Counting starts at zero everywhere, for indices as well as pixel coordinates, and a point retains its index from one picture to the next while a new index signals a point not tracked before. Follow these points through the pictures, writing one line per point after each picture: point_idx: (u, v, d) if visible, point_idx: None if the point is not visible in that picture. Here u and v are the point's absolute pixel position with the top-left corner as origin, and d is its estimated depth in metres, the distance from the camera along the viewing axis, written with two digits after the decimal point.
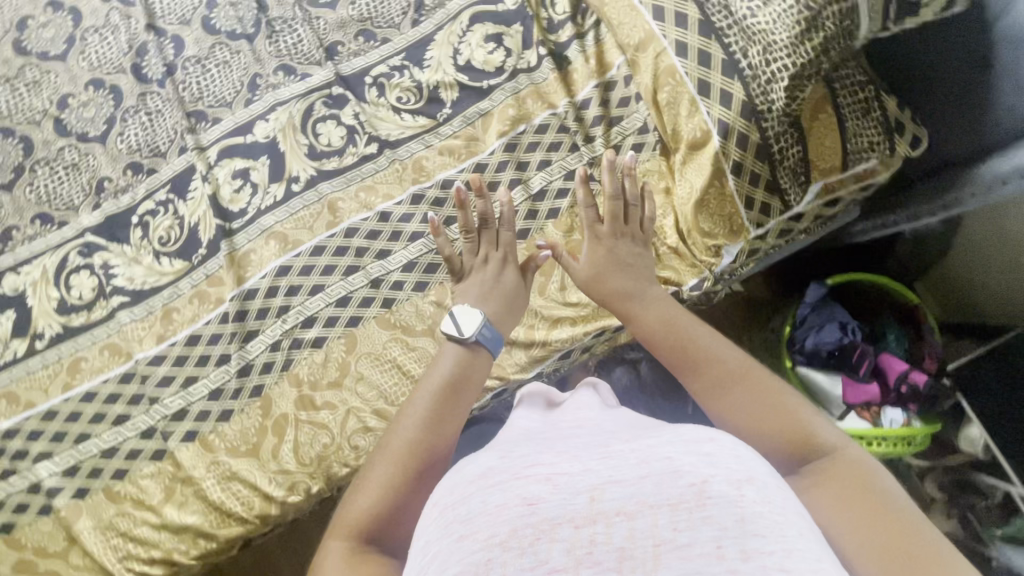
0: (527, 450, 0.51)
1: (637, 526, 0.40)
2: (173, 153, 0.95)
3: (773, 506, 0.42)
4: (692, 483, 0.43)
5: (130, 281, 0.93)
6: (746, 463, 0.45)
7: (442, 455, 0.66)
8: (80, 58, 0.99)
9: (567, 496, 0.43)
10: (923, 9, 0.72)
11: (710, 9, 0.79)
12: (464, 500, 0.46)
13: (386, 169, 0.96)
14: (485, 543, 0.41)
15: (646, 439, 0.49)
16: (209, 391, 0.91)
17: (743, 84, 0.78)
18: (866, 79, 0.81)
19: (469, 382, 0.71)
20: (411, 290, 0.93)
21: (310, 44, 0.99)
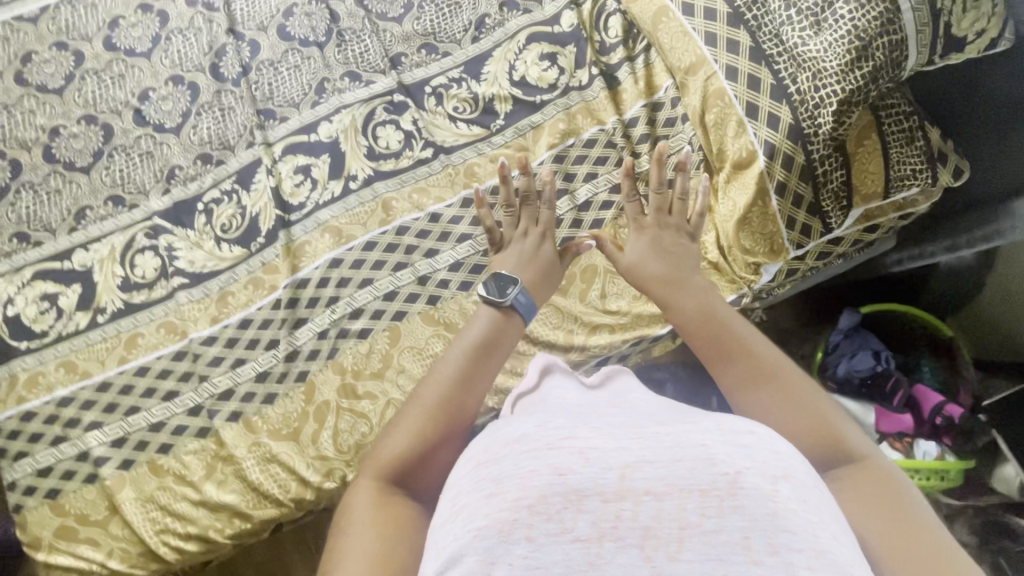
0: (562, 421, 0.53)
1: (666, 507, 0.45)
2: (242, 147, 1.01)
3: (806, 505, 0.45)
4: (725, 472, 0.46)
5: (191, 264, 0.98)
6: (783, 460, 0.48)
7: (470, 411, 0.71)
8: (163, 55, 1.05)
9: (599, 471, 0.47)
10: (967, 47, 0.77)
11: (762, 37, 0.83)
12: (499, 459, 0.49)
13: (439, 173, 1.01)
14: (513, 505, 0.45)
15: (682, 424, 0.51)
16: (257, 374, 0.94)
17: (791, 108, 0.81)
18: (912, 109, 0.84)
19: (499, 345, 0.75)
20: (456, 288, 0.96)
21: (376, 54, 1.04)
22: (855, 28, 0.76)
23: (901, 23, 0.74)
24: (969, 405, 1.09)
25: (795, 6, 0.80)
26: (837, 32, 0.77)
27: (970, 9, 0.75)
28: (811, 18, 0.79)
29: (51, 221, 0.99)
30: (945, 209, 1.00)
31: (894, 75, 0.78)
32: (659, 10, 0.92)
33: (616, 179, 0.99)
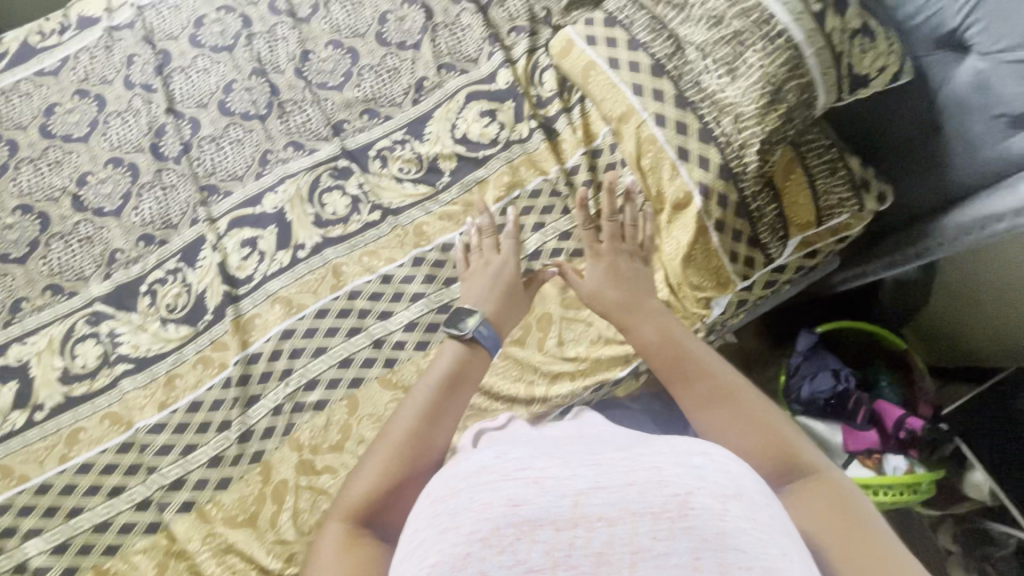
0: (521, 453, 0.58)
1: (617, 532, 0.48)
2: (185, 225, 1.00)
3: (753, 521, 0.49)
4: (676, 494, 0.50)
5: (134, 348, 0.95)
6: (735, 480, 0.52)
7: (438, 449, 0.69)
8: (101, 139, 1.05)
9: (553, 499, 0.51)
10: (873, 83, 0.78)
11: (685, 85, 0.87)
12: (455, 496, 0.53)
13: (388, 235, 1.01)
14: (466, 537, 0.49)
15: (638, 450, 0.57)
16: (209, 459, 0.90)
17: (719, 149, 0.85)
18: (830, 143, 0.87)
19: (466, 380, 0.74)
20: (412, 349, 0.95)
21: (318, 122, 1.05)
22: (766, 74, 0.78)
23: (806, 66, 0.77)
24: (931, 416, 1.10)
25: (710, 54, 0.84)
26: (749, 80, 0.80)
27: (868, 50, 0.76)
28: (725, 66, 0.82)
29: None
30: (881, 228, 1.04)
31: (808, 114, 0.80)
32: (587, 65, 0.96)
33: (563, 229, 0.99)
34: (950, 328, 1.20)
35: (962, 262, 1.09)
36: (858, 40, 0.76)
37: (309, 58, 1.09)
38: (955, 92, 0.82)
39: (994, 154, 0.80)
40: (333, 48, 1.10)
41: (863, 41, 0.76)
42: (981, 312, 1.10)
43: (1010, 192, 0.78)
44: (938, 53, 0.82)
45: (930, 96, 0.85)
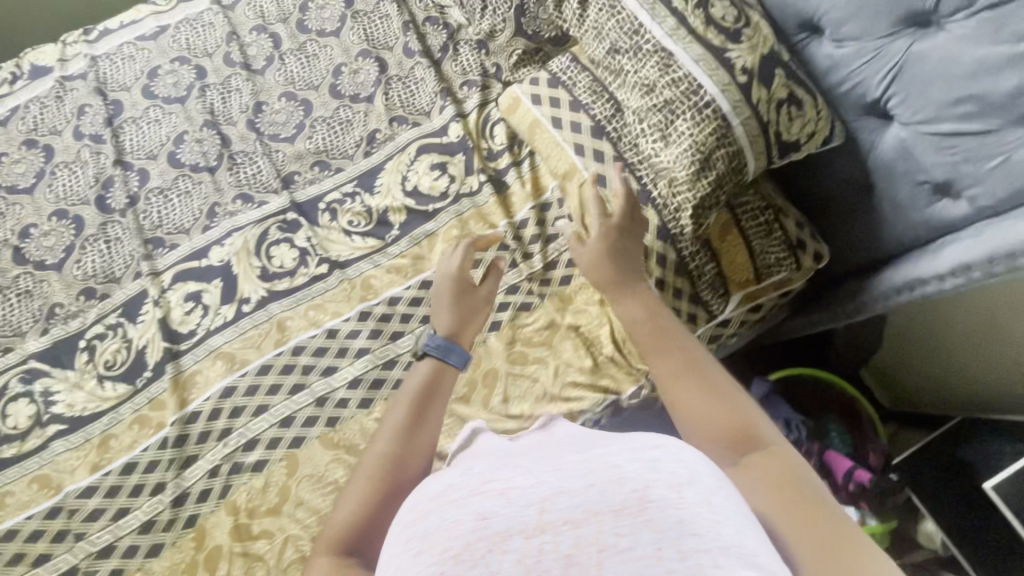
0: (487, 466, 0.52)
1: (583, 533, 0.42)
2: (128, 279, 0.98)
3: (712, 507, 0.43)
4: (635, 488, 0.44)
5: (69, 408, 0.92)
6: (688, 467, 0.46)
7: (418, 463, 0.67)
8: (47, 191, 1.04)
9: (519, 509, 0.45)
10: (803, 146, 0.81)
11: (624, 147, 0.89)
12: (425, 517, 0.47)
13: (335, 288, 1.00)
14: (439, 557, 0.42)
15: (597, 451, 0.50)
16: (141, 524, 0.87)
17: (656, 210, 0.86)
18: (765, 205, 0.89)
19: (440, 393, 0.73)
20: (355, 407, 0.94)
21: (268, 174, 1.05)
22: (696, 141, 0.80)
23: (733, 136, 0.78)
24: (879, 466, 1.11)
25: (645, 120, 0.84)
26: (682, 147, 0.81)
27: (797, 117, 0.79)
28: (659, 133, 0.83)
29: None
30: (825, 281, 1.05)
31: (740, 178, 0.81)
32: (533, 123, 0.97)
33: (511, 280, 1.01)
34: (904, 372, 1.22)
35: (912, 315, 1.11)
36: (784, 108, 0.78)
37: (261, 109, 1.10)
38: (883, 155, 0.83)
39: (922, 217, 0.82)
40: (286, 100, 1.11)
41: (790, 110, 0.78)
42: (933, 357, 1.12)
43: (937, 257, 0.79)
44: (866, 120, 0.84)
45: (863, 160, 0.87)
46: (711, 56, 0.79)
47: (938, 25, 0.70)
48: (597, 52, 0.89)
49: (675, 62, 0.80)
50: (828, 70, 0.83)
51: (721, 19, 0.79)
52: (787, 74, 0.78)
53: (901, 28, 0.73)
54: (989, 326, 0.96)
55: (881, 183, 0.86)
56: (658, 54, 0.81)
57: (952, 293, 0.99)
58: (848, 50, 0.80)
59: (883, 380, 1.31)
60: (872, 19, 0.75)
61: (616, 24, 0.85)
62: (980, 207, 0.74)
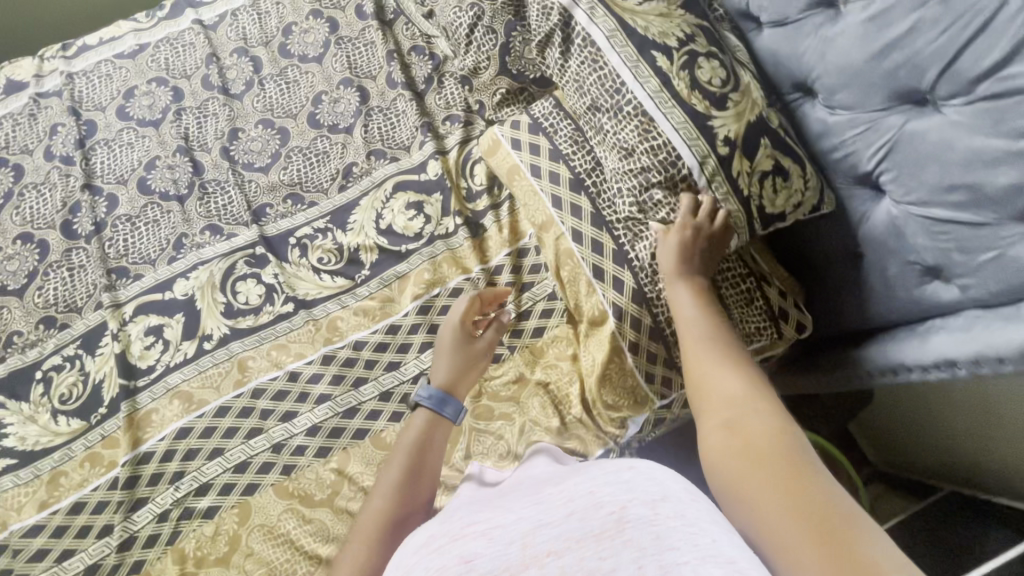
0: (474, 514, 0.55)
1: (565, 563, 0.44)
2: (89, 309, 0.97)
3: (687, 519, 0.44)
4: (612, 511, 0.47)
5: (21, 441, 0.91)
6: (660, 485, 0.48)
7: (416, 513, 0.72)
8: (14, 213, 1.02)
9: (502, 548, 0.47)
10: (792, 214, 0.78)
11: (602, 205, 0.85)
12: (411, 568, 0.50)
13: (300, 328, 0.97)
14: None
15: (575, 484, 0.54)
16: (85, 567, 0.85)
17: (632, 273, 0.82)
18: (747, 272, 0.85)
19: (435, 444, 0.78)
20: (312, 456, 0.91)
21: (239, 206, 1.03)
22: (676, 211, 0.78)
23: (715, 208, 0.76)
24: None
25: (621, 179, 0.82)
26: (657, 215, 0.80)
27: (783, 188, 0.76)
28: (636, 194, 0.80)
29: None
30: (809, 344, 0.98)
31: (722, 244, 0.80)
32: (511, 169, 0.93)
33: None
34: (895, 436, 1.14)
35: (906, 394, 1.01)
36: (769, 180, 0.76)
37: (237, 137, 1.08)
38: (872, 229, 0.79)
39: (909, 298, 0.77)
40: (264, 128, 1.08)
41: (775, 181, 0.76)
42: (925, 433, 1.04)
43: (924, 344, 0.74)
44: (858, 189, 0.79)
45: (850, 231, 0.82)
46: (692, 124, 0.76)
47: (936, 105, 0.66)
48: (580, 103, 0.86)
49: (654, 127, 0.77)
50: (820, 135, 0.78)
51: (708, 82, 0.76)
52: (773, 143, 0.76)
53: (895, 104, 0.69)
54: (987, 424, 0.87)
55: (870, 256, 0.81)
56: (637, 117, 0.78)
57: (944, 386, 0.90)
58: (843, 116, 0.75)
59: (872, 440, 1.23)
60: (867, 90, 0.70)
61: (597, 78, 0.81)
62: (970, 297, 0.69)
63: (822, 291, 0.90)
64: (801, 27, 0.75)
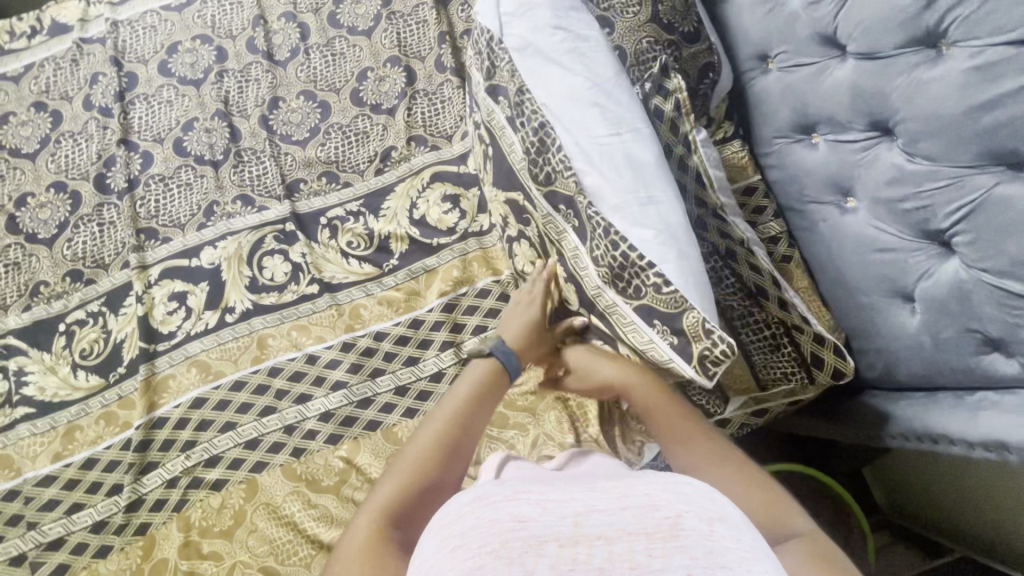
0: (523, 482, 0.57)
1: (616, 549, 0.47)
2: (116, 267, 0.96)
3: (741, 543, 0.47)
4: (667, 516, 0.49)
5: (40, 391, 0.91)
6: (717, 507, 0.51)
7: (464, 458, 0.68)
8: (49, 159, 1.01)
9: (554, 520, 0.50)
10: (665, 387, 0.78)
11: None
12: (460, 516, 0.52)
13: (323, 311, 0.96)
14: (476, 552, 0.47)
15: (627, 480, 0.56)
16: (93, 522, 0.86)
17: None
18: (773, 319, 0.80)
19: (491, 393, 0.74)
20: (323, 441, 0.91)
21: (273, 178, 1.01)
22: None
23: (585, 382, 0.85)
24: None
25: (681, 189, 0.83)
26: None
27: None
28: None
29: None
30: (845, 390, 0.95)
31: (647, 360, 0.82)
32: None
33: None
34: (911, 489, 1.08)
35: (923, 462, 0.97)
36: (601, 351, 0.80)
37: (277, 106, 1.05)
38: (932, 288, 0.76)
39: (962, 365, 0.76)
40: (305, 99, 1.05)
41: None
42: (946, 497, 0.99)
43: (974, 419, 0.72)
44: (926, 244, 0.76)
45: (904, 287, 0.80)
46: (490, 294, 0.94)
47: None
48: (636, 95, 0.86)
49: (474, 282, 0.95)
50: (894, 180, 0.76)
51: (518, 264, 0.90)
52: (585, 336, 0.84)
53: (987, 163, 0.67)
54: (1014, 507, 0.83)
55: (928, 316, 0.77)
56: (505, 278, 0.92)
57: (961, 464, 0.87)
58: (922, 166, 0.73)
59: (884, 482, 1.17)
60: (958, 141, 0.68)
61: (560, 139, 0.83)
62: None
63: (863, 340, 0.87)
64: (892, 65, 0.73)
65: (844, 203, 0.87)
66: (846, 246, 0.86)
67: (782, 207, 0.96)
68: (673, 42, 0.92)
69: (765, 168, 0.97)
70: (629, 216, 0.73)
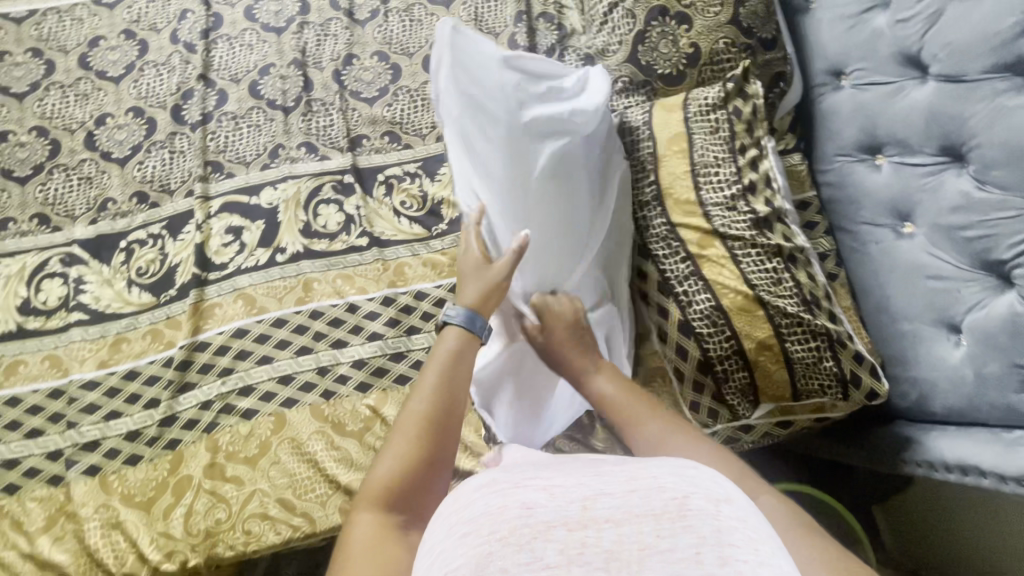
0: (533, 470, 0.56)
1: (625, 533, 0.45)
2: (180, 194, 1.00)
3: (749, 524, 0.45)
4: (674, 496, 0.47)
5: (94, 301, 0.96)
6: (726, 485, 0.49)
7: (453, 429, 0.66)
8: (132, 85, 1.06)
9: (561, 504, 0.48)
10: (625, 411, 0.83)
11: (652, 239, 0.83)
12: (468, 504, 0.51)
13: (369, 263, 0.99)
14: (485, 539, 0.46)
15: (636, 464, 0.54)
16: (128, 431, 0.91)
17: (677, 305, 0.80)
18: (820, 330, 0.77)
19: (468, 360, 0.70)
20: (352, 387, 0.93)
21: (339, 131, 1.04)
22: (661, 272, 0.82)
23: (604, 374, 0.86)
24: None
25: (752, 185, 0.80)
26: (733, 241, 0.79)
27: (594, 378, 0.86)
28: (725, 205, 0.80)
29: None
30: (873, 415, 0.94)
31: (663, 347, 0.81)
32: None
33: None
34: (918, 524, 1.08)
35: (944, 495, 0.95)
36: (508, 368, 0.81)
37: (351, 62, 1.08)
38: (980, 320, 0.77)
39: (1002, 403, 0.75)
40: (378, 60, 1.08)
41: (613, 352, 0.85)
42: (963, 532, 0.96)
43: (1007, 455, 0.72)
44: (982, 275, 0.77)
45: (952, 318, 0.80)
46: None
47: None
48: (716, 94, 0.85)
49: None
50: (958, 208, 0.78)
51: None
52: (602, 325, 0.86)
53: None
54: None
55: (975, 348, 0.78)
56: None
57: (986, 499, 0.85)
58: (990, 195, 0.75)
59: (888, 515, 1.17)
60: None
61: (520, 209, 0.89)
62: None
63: (899, 368, 0.85)
64: (975, 90, 0.75)
65: (901, 227, 0.87)
66: (896, 271, 0.86)
67: (832, 225, 0.95)
68: (750, 46, 0.92)
69: (820, 185, 0.96)
70: (502, 405, 0.83)
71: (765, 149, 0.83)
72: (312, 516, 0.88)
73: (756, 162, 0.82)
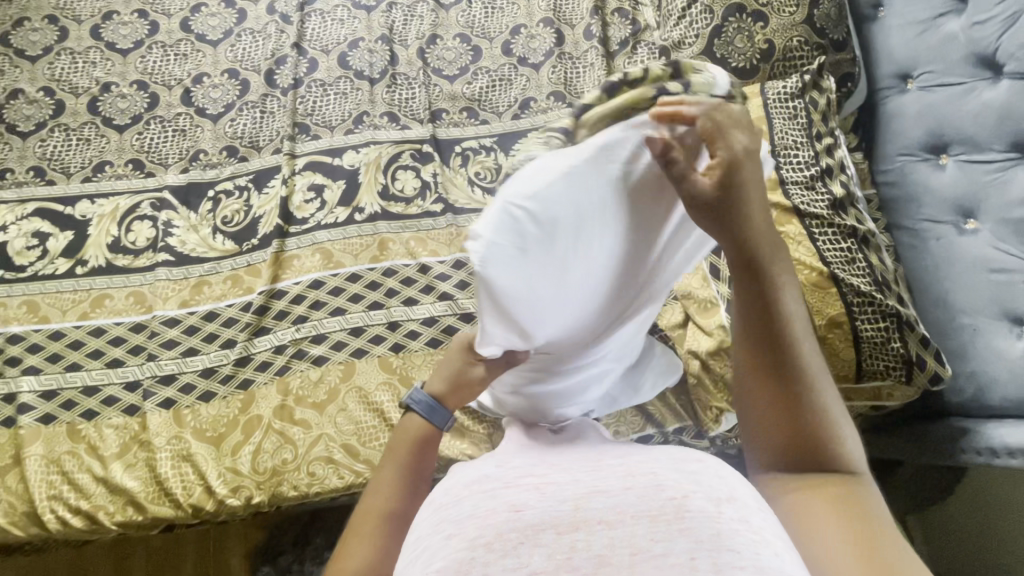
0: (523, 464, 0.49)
1: (618, 534, 0.37)
2: (268, 151, 1.06)
3: (752, 525, 0.38)
4: (672, 496, 0.39)
5: (181, 244, 1.00)
6: (729, 484, 0.41)
7: (407, 508, 0.60)
8: (228, 49, 1.13)
9: (552, 503, 0.40)
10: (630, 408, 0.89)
11: None
12: (447, 505, 0.43)
13: (442, 229, 1.03)
14: (470, 544, 0.38)
15: (636, 458, 0.46)
16: (203, 368, 0.94)
17: None
18: (890, 310, 0.80)
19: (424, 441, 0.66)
20: (423, 343, 0.96)
21: (420, 104, 1.10)
22: None
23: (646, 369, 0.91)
24: None
25: (829, 168, 0.86)
26: (811, 219, 0.84)
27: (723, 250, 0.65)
28: (805, 184, 0.86)
29: (72, 166, 1.04)
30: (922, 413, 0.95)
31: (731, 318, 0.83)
32: None
33: None
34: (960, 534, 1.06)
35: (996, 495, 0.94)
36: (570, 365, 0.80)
37: (435, 42, 1.14)
38: None
39: None
40: (460, 41, 1.15)
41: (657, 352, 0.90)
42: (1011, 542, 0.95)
43: None
44: None
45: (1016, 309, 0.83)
46: None
47: None
48: (795, 86, 0.91)
49: None
50: None
51: None
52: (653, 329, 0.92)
53: None
54: None
55: None
56: None
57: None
58: None
59: (933, 530, 1.14)
60: None
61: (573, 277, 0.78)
62: None
63: (959, 360, 0.87)
64: None
65: (963, 224, 0.90)
66: (959, 265, 0.88)
67: (891, 222, 0.97)
68: (823, 46, 0.97)
69: (879, 184, 0.99)
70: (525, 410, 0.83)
71: (838, 137, 0.88)
72: (374, 463, 0.90)
73: (832, 150, 0.88)
